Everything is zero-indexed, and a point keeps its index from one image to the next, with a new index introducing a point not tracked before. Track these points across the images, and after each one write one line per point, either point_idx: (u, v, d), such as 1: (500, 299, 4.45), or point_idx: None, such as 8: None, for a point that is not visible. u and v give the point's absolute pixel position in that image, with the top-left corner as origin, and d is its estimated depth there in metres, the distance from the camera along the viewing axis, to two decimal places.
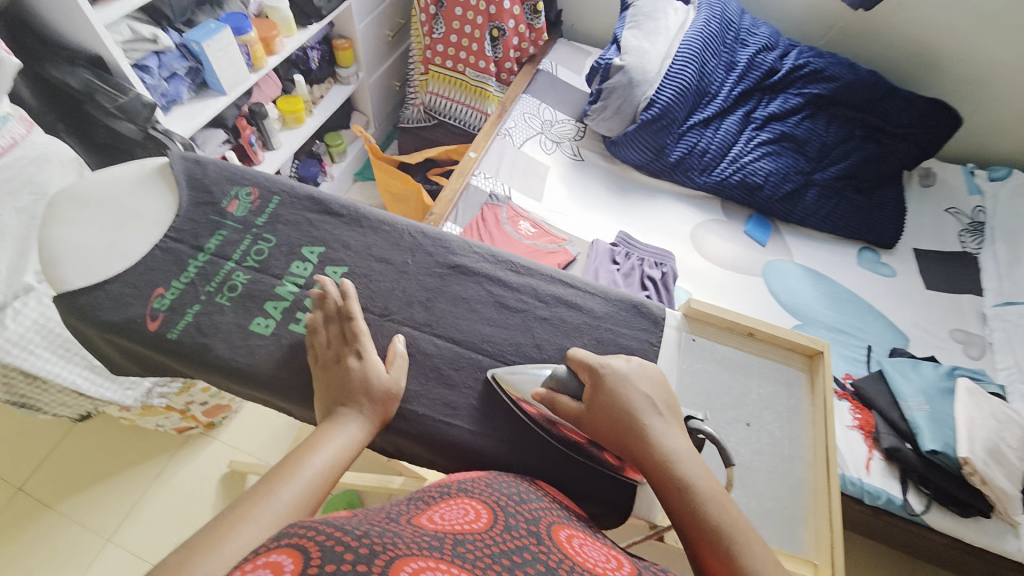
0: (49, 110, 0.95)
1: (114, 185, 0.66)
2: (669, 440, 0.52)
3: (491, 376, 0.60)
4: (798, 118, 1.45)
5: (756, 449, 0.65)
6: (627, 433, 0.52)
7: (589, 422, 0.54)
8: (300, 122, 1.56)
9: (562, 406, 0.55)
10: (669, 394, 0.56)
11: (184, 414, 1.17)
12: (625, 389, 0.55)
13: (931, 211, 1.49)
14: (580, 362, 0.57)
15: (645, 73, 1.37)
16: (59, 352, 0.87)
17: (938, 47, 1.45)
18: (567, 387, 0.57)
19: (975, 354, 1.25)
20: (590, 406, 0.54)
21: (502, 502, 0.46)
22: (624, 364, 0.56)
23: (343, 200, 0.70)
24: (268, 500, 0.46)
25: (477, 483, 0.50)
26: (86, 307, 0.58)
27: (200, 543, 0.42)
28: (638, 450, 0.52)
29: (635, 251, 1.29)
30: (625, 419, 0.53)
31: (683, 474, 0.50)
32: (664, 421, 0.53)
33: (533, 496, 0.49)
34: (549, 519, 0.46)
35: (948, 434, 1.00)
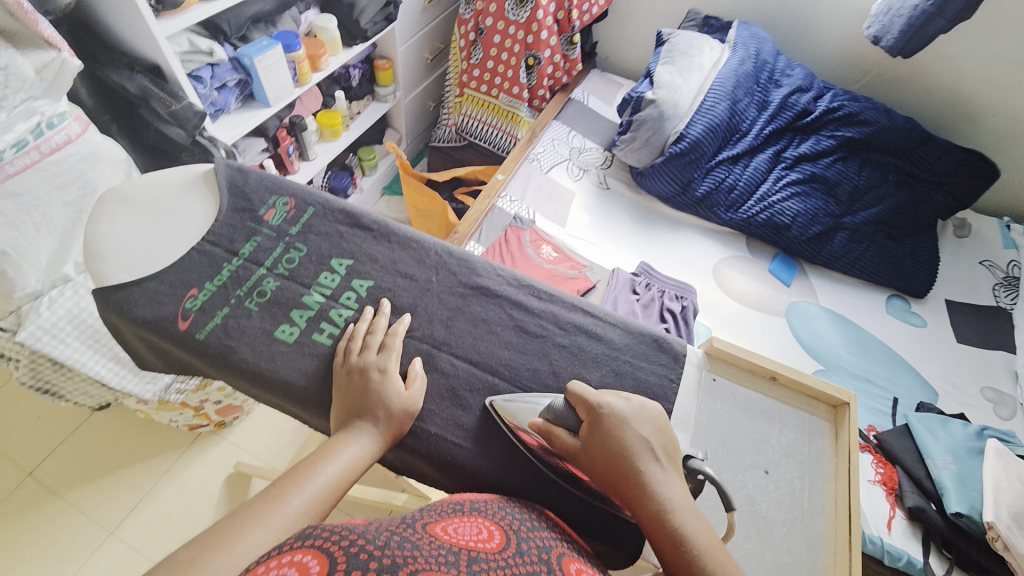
0: (104, 110, 1.01)
1: (161, 188, 0.70)
2: (665, 486, 0.50)
3: (488, 402, 0.59)
4: (830, 160, 1.43)
5: (776, 498, 0.63)
6: (621, 476, 0.51)
7: (584, 463, 0.53)
8: (336, 135, 1.62)
9: (559, 440, 0.54)
10: (670, 440, 0.54)
11: (198, 411, 1.18)
12: (623, 432, 0.53)
13: (964, 262, 1.45)
14: (580, 398, 0.56)
15: (676, 107, 1.39)
16: (89, 342, 0.90)
17: (977, 98, 1.43)
18: (564, 420, 0.56)
19: (1007, 415, 1.19)
20: (587, 443, 0.53)
21: (514, 527, 0.46)
22: (622, 404, 0.55)
23: (374, 215, 0.71)
24: (279, 504, 0.47)
25: (488, 505, 0.50)
26: (122, 303, 0.60)
27: (212, 540, 0.42)
28: (632, 497, 0.50)
29: (656, 283, 1.28)
30: (620, 464, 0.51)
31: (680, 524, 0.48)
32: (661, 468, 0.51)
33: (543, 524, 0.49)
34: (560, 550, 0.46)
35: (975, 497, 0.95)
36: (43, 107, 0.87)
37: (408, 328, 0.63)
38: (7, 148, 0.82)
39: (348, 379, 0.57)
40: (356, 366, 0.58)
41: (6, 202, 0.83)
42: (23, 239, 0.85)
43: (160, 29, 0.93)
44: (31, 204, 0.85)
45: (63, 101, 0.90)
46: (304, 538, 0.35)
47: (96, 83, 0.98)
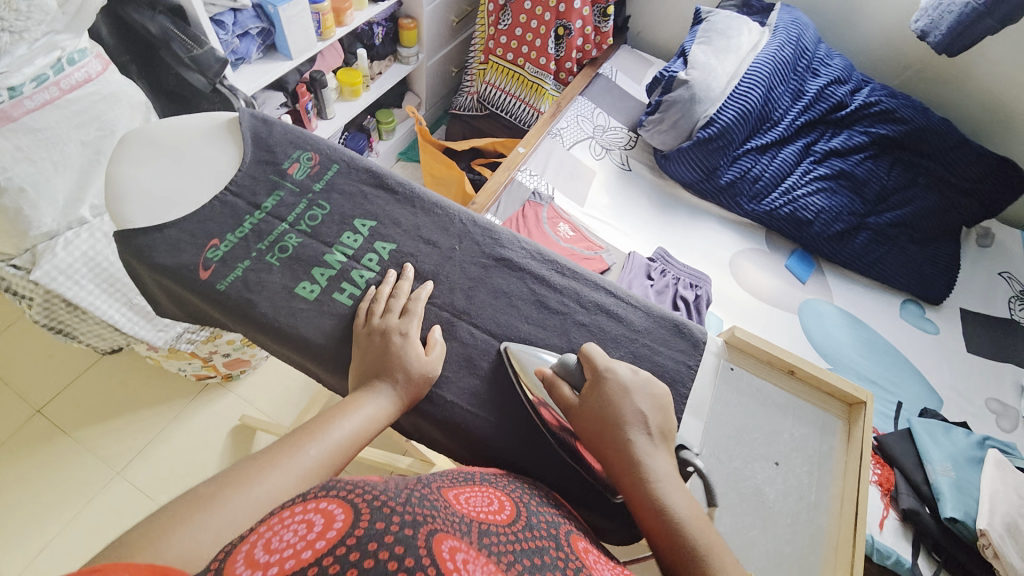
0: (124, 50, 0.98)
1: (185, 134, 0.68)
2: (656, 462, 0.51)
3: (504, 347, 0.60)
4: (860, 157, 1.39)
5: (783, 492, 0.64)
6: (609, 440, 0.52)
7: (577, 420, 0.54)
8: (356, 95, 1.58)
9: (560, 393, 0.56)
10: (666, 418, 0.54)
11: (206, 362, 1.20)
12: (621, 399, 0.54)
13: (984, 273, 1.43)
14: (589, 358, 0.57)
15: (709, 90, 1.34)
16: (103, 286, 0.90)
17: (1020, 103, 1.37)
18: (571, 376, 0.57)
19: (1008, 428, 1.19)
20: (582, 403, 0.55)
21: (524, 501, 0.46)
22: (627, 373, 0.56)
23: (399, 178, 0.70)
24: (296, 453, 0.47)
25: (498, 478, 0.50)
26: (144, 248, 0.60)
27: (230, 479, 0.44)
28: (620, 464, 0.51)
29: (672, 270, 1.27)
30: (612, 428, 0.52)
31: (662, 496, 0.49)
32: (653, 444, 0.52)
33: (546, 500, 0.50)
34: (567, 528, 0.46)
35: (971, 504, 0.96)
36: (64, 42, 0.84)
37: (429, 295, 0.62)
38: (26, 82, 0.80)
39: (369, 340, 0.57)
40: (376, 328, 0.57)
41: (23, 137, 0.81)
42: (40, 176, 0.84)
43: None
44: (48, 142, 0.84)
45: (84, 37, 0.88)
46: (328, 488, 0.35)
47: (117, 21, 0.95)
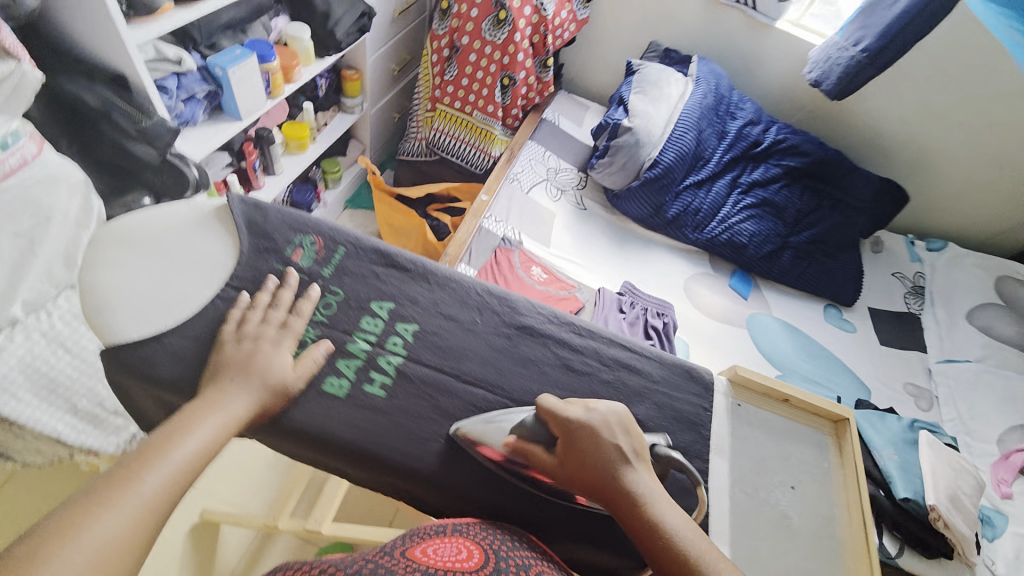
0: (55, 125, 0.85)
1: (166, 225, 0.62)
2: (637, 486, 0.53)
3: (453, 430, 0.58)
4: (778, 186, 1.60)
5: (802, 511, 0.68)
6: (596, 479, 0.53)
7: (560, 474, 0.55)
8: (303, 148, 1.53)
9: (535, 456, 0.56)
10: (638, 438, 0.57)
11: None
12: (597, 440, 0.55)
13: (881, 275, 1.68)
14: (549, 413, 0.58)
15: (651, 135, 1.47)
16: (42, 395, 0.81)
17: (891, 134, 1.65)
18: (538, 437, 0.57)
19: (925, 407, 1.39)
20: (561, 457, 0.55)
21: (495, 546, 0.48)
22: (590, 414, 0.57)
23: (409, 254, 0.69)
24: (132, 485, 0.43)
25: (469, 527, 0.52)
26: (140, 363, 0.54)
27: (54, 532, 0.39)
28: (610, 496, 0.53)
29: (640, 301, 1.36)
30: (596, 468, 0.53)
31: (655, 513, 0.51)
32: (635, 470, 0.54)
33: (522, 544, 0.51)
34: (540, 567, 0.47)
35: (917, 483, 1.12)
36: None
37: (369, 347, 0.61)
38: None
39: (226, 350, 0.54)
40: (248, 334, 0.56)
41: None
42: None
43: (131, 36, 0.83)
44: None
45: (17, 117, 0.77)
46: None
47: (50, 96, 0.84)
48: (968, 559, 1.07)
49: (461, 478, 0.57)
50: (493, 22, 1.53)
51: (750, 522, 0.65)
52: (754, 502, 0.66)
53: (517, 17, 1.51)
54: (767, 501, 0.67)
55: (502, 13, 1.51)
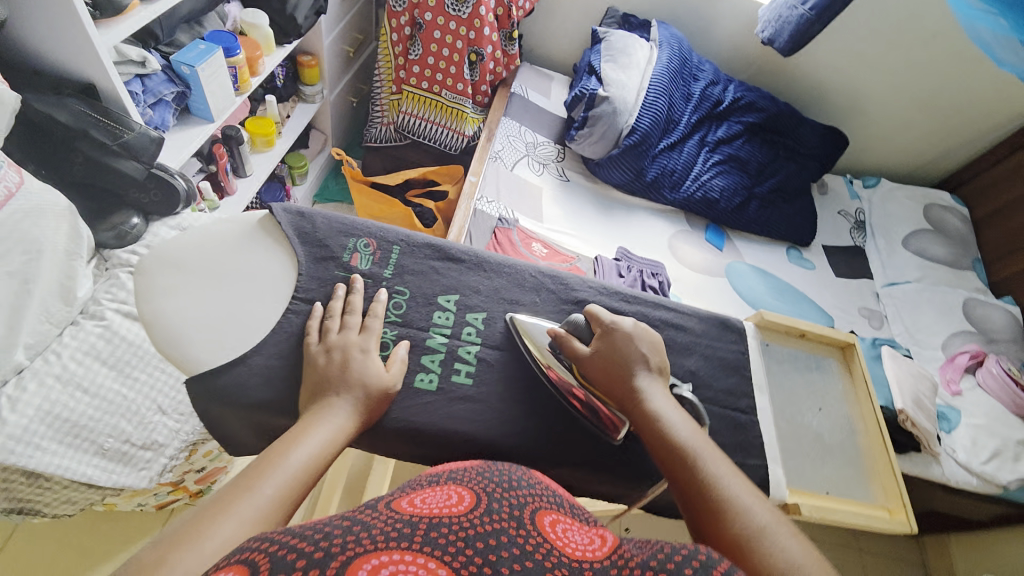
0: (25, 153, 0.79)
1: (216, 245, 0.65)
2: (651, 388, 0.61)
3: (510, 318, 0.69)
4: (740, 142, 1.71)
5: (831, 427, 0.83)
6: (615, 377, 0.62)
7: (588, 366, 0.63)
8: (270, 145, 1.43)
9: (572, 348, 0.65)
10: (662, 358, 0.65)
11: (175, 487, 1.00)
12: (627, 343, 0.64)
13: (829, 215, 1.82)
14: (595, 317, 0.67)
15: (625, 103, 1.52)
16: (67, 441, 0.74)
17: (830, 84, 1.80)
18: (580, 334, 0.66)
19: (876, 325, 1.57)
20: (595, 349, 0.64)
21: (489, 486, 0.44)
22: (630, 325, 0.66)
23: (460, 246, 0.74)
24: (251, 495, 0.43)
25: (466, 472, 0.48)
26: (230, 389, 0.57)
27: (178, 537, 0.38)
28: (624, 394, 0.61)
29: (635, 264, 1.43)
30: (620, 364, 0.62)
31: (661, 409, 0.59)
32: (653, 377, 0.62)
33: (526, 480, 0.48)
34: (539, 504, 0.44)
35: (885, 391, 1.31)
36: None
37: (384, 305, 0.65)
38: None
39: (318, 362, 0.57)
40: (335, 344, 0.58)
41: None
42: None
43: (101, 39, 0.77)
44: None
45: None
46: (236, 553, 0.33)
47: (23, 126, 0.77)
48: (932, 449, 1.26)
49: (552, 443, 0.64)
50: None
51: (794, 443, 0.79)
52: (793, 426, 0.80)
53: None
54: (802, 423, 0.81)
55: None
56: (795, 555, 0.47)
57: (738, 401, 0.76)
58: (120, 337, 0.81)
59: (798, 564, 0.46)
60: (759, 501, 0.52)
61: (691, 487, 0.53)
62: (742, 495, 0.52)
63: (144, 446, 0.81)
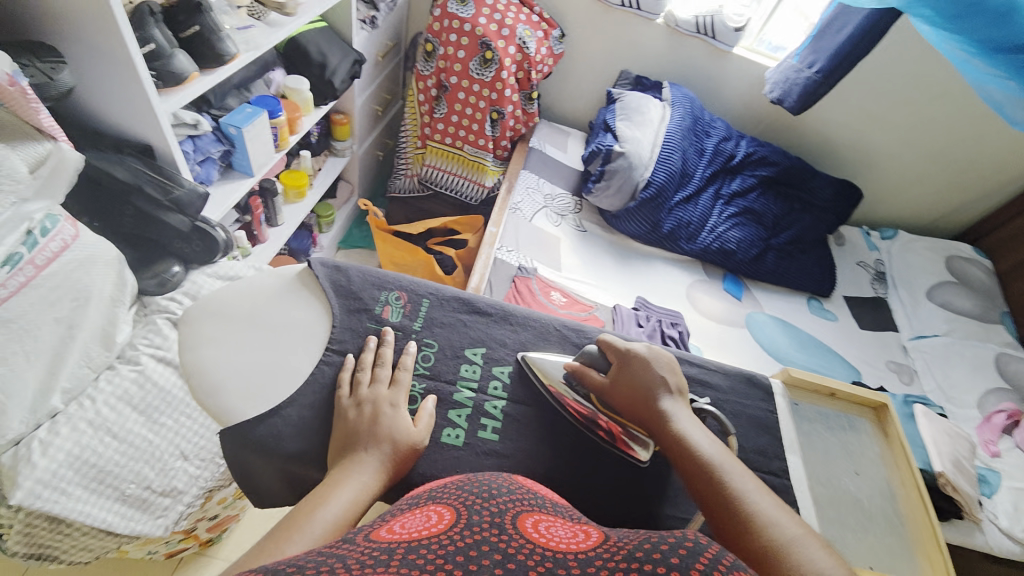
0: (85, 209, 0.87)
1: (259, 297, 0.68)
2: (676, 411, 0.64)
3: (521, 357, 0.71)
4: (754, 195, 1.74)
5: (870, 493, 0.79)
6: (640, 403, 0.65)
7: (612, 396, 0.66)
8: (302, 196, 1.51)
9: (591, 378, 0.67)
10: (679, 378, 0.67)
11: (187, 535, 0.97)
12: (646, 369, 0.66)
13: (848, 265, 1.81)
14: (610, 345, 0.70)
15: (641, 158, 1.58)
16: (92, 487, 0.75)
17: (840, 139, 1.84)
18: (596, 363, 0.69)
19: (906, 380, 1.52)
20: (614, 380, 0.67)
21: (469, 500, 0.49)
22: (644, 349, 0.68)
23: (487, 300, 0.76)
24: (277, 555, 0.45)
25: (445, 490, 0.53)
26: (265, 439, 0.58)
27: None
28: (652, 419, 0.64)
29: (653, 314, 1.43)
30: (641, 393, 0.65)
31: (686, 428, 0.62)
32: (675, 400, 0.65)
33: (502, 489, 0.53)
34: (516, 510, 0.49)
35: (922, 453, 1.25)
36: (33, 211, 0.69)
37: (414, 357, 0.66)
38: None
39: (349, 416, 0.58)
40: (364, 398, 0.60)
41: None
42: (10, 374, 0.68)
43: (162, 106, 0.84)
44: (22, 330, 0.69)
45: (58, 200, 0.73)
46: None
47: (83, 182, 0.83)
48: (976, 517, 1.18)
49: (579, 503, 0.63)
50: (480, 61, 1.59)
51: (832, 510, 0.75)
52: (830, 489, 0.77)
53: (503, 56, 1.58)
54: (840, 488, 0.78)
55: (488, 53, 1.57)
56: (822, 564, 0.49)
57: (770, 462, 0.74)
58: (152, 382, 0.83)
59: (823, 571, 0.48)
60: (787, 513, 0.55)
61: (718, 505, 0.56)
62: (769, 509, 0.55)
63: (163, 492, 0.82)
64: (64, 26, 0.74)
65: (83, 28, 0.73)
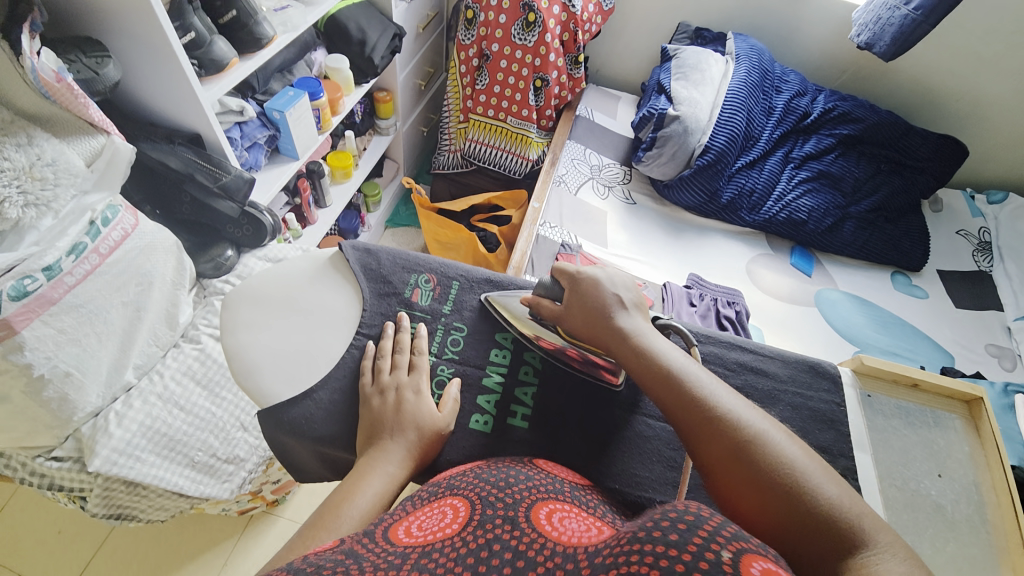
0: (142, 197, 0.94)
1: (292, 283, 0.69)
2: (634, 326, 0.60)
3: (486, 298, 0.70)
4: (832, 156, 1.53)
5: (955, 499, 0.69)
6: (596, 321, 0.61)
7: (568, 320, 0.63)
8: (348, 176, 1.53)
9: (546, 308, 0.65)
10: (637, 294, 0.64)
11: (254, 495, 1.05)
12: (598, 289, 0.63)
13: (945, 234, 1.57)
14: (561, 272, 0.66)
15: (698, 121, 1.45)
16: (163, 454, 0.82)
17: (943, 87, 1.57)
18: (550, 293, 0.66)
19: (1009, 366, 1.31)
20: (569, 306, 0.63)
21: (484, 491, 0.47)
22: (598, 271, 0.64)
23: (518, 281, 0.73)
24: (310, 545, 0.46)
25: (465, 477, 0.52)
26: (299, 422, 0.60)
27: None
28: (609, 338, 0.60)
29: (708, 292, 1.32)
30: (596, 312, 0.61)
31: (645, 343, 0.58)
32: (631, 315, 0.61)
33: (521, 476, 0.51)
34: (534, 499, 0.47)
35: (1021, 449, 1.07)
36: (95, 202, 0.75)
37: (427, 341, 0.65)
38: (64, 256, 0.70)
39: (373, 404, 0.59)
40: (387, 385, 0.60)
41: (67, 318, 0.72)
42: (85, 353, 0.76)
43: (207, 95, 0.87)
44: (93, 314, 0.76)
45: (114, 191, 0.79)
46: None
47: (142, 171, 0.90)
48: None
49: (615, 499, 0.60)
50: (522, 25, 1.50)
51: (908, 516, 0.67)
52: (906, 494, 0.68)
53: (547, 17, 1.48)
54: (919, 492, 0.69)
55: (531, 16, 1.47)
56: (792, 454, 0.49)
57: (834, 461, 0.66)
58: (212, 359, 0.91)
59: (794, 460, 0.48)
60: (755, 410, 0.53)
61: (686, 410, 0.53)
62: (736, 406, 0.53)
63: (227, 460, 0.89)
64: (107, 22, 0.77)
65: (125, 24, 0.76)
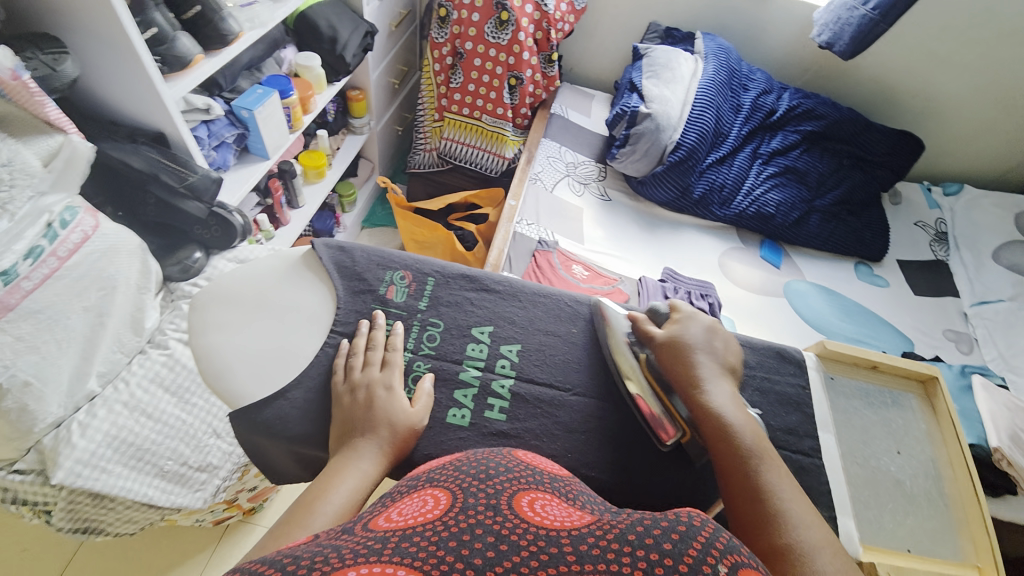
0: (103, 199, 0.91)
1: (264, 283, 0.68)
2: (720, 391, 0.61)
3: (596, 304, 0.72)
4: (798, 152, 1.59)
5: (914, 474, 0.73)
6: (683, 366, 0.62)
7: (659, 353, 0.64)
8: (322, 176, 1.51)
9: (646, 329, 0.67)
10: (732, 359, 0.64)
11: (229, 504, 1.03)
12: (688, 345, 0.63)
13: (904, 225, 1.64)
14: (676, 309, 0.68)
15: (668, 118, 1.48)
16: (131, 463, 0.80)
17: (899, 85, 1.65)
18: (658, 320, 0.68)
19: (966, 350, 1.38)
20: (663, 341, 0.65)
21: (465, 482, 0.48)
22: (705, 322, 0.66)
23: (494, 276, 0.74)
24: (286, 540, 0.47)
25: (444, 471, 0.52)
26: (273, 422, 0.59)
27: None
28: (691, 394, 0.61)
29: (682, 285, 1.35)
30: (687, 360, 0.62)
31: (724, 410, 0.59)
32: (722, 379, 0.62)
33: (502, 468, 0.52)
34: (515, 488, 0.48)
35: (978, 427, 1.13)
36: (53, 203, 0.73)
37: (402, 337, 0.65)
38: (19, 260, 0.68)
39: (346, 401, 0.58)
40: (360, 382, 0.60)
41: (24, 324, 0.70)
42: (45, 360, 0.73)
43: (169, 92, 0.84)
44: (51, 319, 0.73)
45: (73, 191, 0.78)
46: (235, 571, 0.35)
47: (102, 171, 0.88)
48: None
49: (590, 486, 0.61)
50: (496, 24, 1.51)
51: (870, 492, 0.70)
52: (868, 471, 0.71)
53: (519, 16, 1.49)
54: (880, 469, 0.72)
55: (504, 14, 1.48)
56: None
57: (800, 442, 0.69)
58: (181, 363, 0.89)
59: None
60: (812, 520, 0.52)
61: (740, 487, 0.55)
62: (794, 513, 0.53)
63: (200, 467, 0.86)
64: (62, 16, 0.74)
65: (81, 19, 0.73)
